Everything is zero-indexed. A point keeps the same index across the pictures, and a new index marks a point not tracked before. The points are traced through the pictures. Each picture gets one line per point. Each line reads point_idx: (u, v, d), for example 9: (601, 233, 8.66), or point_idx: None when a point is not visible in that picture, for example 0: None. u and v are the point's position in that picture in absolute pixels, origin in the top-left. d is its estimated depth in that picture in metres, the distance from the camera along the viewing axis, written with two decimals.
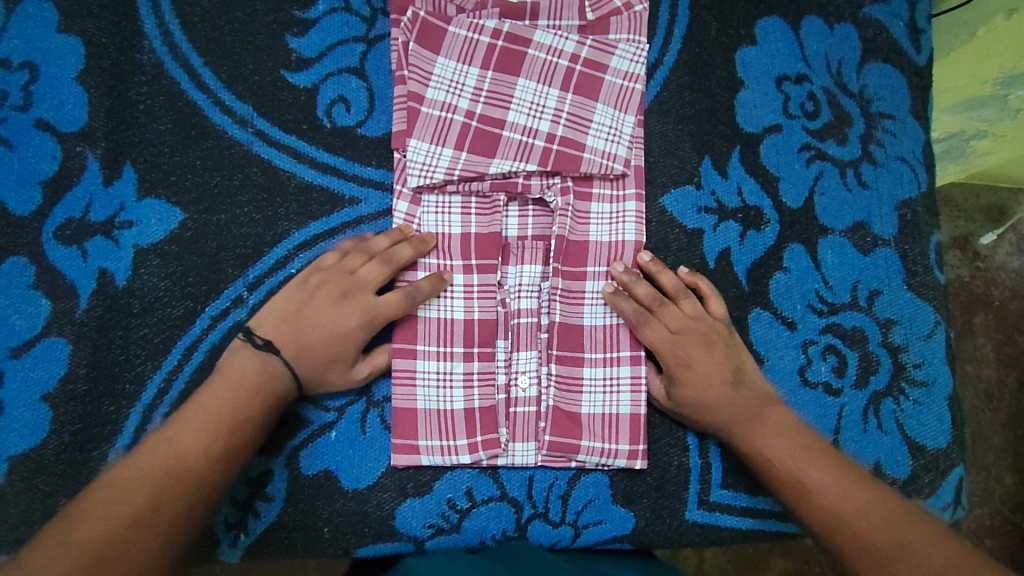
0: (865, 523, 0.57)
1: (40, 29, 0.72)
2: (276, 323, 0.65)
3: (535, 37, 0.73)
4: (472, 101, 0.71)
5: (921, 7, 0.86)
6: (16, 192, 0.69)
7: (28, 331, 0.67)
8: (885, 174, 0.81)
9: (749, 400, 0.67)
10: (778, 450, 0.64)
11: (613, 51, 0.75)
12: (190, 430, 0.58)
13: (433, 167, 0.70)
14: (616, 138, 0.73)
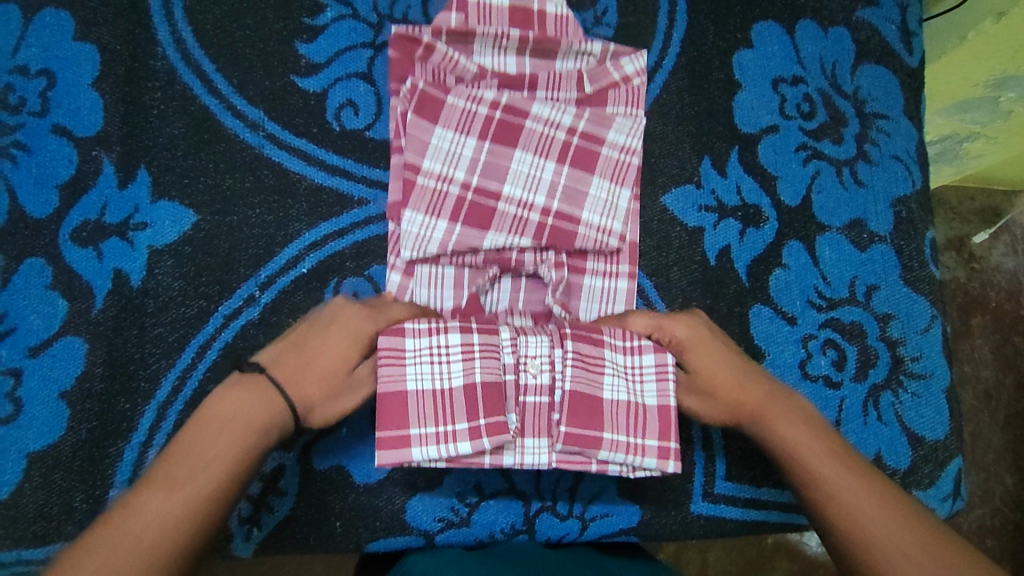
0: (886, 521, 0.55)
1: (57, 37, 0.74)
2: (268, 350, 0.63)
3: (534, 112, 0.75)
4: (467, 173, 0.73)
5: (912, 10, 0.88)
6: (33, 195, 0.71)
7: (45, 330, 0.68)
8: (880, 172, 0.83)
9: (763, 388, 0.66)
10: (790, 433, 0.63)
11: (609, 125, 0.76)
12: (184, 472, 0.54)
13: (427, 244, 0.72)
14: (611, 213, 0.74)
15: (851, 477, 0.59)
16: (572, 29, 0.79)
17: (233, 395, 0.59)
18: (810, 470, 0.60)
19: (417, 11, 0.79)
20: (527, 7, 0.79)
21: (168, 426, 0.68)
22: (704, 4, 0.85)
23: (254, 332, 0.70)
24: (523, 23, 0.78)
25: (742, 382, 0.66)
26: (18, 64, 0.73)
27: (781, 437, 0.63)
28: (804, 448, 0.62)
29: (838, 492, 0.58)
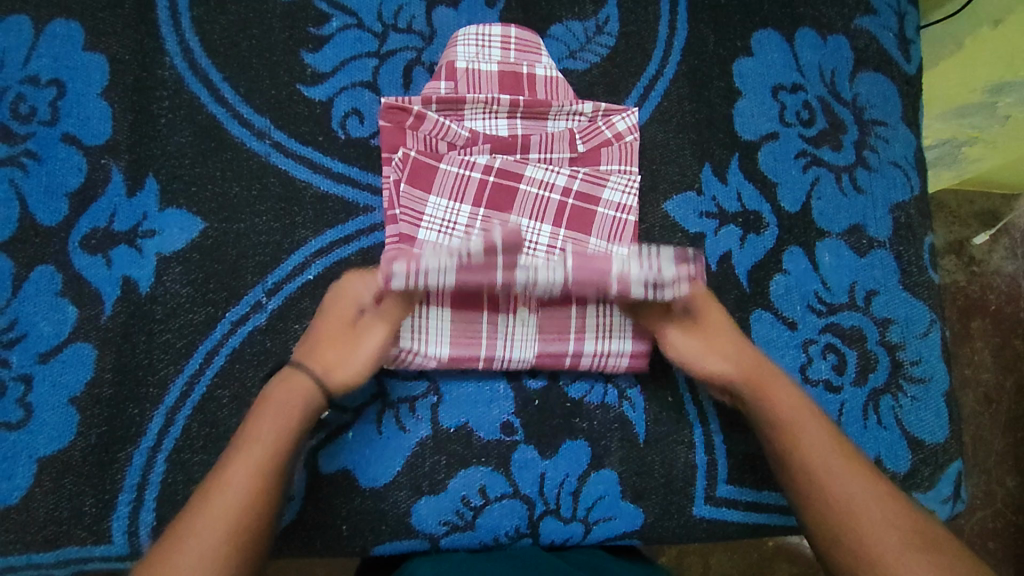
0: (872, 515, 0.56)
1: (67, 47, 0.75)
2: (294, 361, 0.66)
3: (529, 176, 0.74)
4: (463, 238, 0.73)
5: (909, 18, 0.89)
6: (43, 203, 0.72)
7: (56, 336, 0.69)
8: (879, 178, 0.84)
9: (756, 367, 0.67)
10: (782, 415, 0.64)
11: (604, 186, 0.76)
12: (255, 433, 0.60)
13: (422, 328, 0.71)
14: (610, 260, 0.74)
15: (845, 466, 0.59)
16: (563, 91, 0.79)
17: (271, 404, 0.62)
18: (804, 456, 0.61)
19: (420, 20, 0.80)
20: (516, 72, 0.78)
21: (177, 431, 0.68)
22: (704, 13, 0.86)
23: (261, 338, 0.71)
24: (514, 88, 0.78)
25: (741, 361, 0.68)
26: (29, 74, 0.74)
27: (780, 422, 0.64)
28: (800, 432, 0.62)
29: (830, 481, 0.59)
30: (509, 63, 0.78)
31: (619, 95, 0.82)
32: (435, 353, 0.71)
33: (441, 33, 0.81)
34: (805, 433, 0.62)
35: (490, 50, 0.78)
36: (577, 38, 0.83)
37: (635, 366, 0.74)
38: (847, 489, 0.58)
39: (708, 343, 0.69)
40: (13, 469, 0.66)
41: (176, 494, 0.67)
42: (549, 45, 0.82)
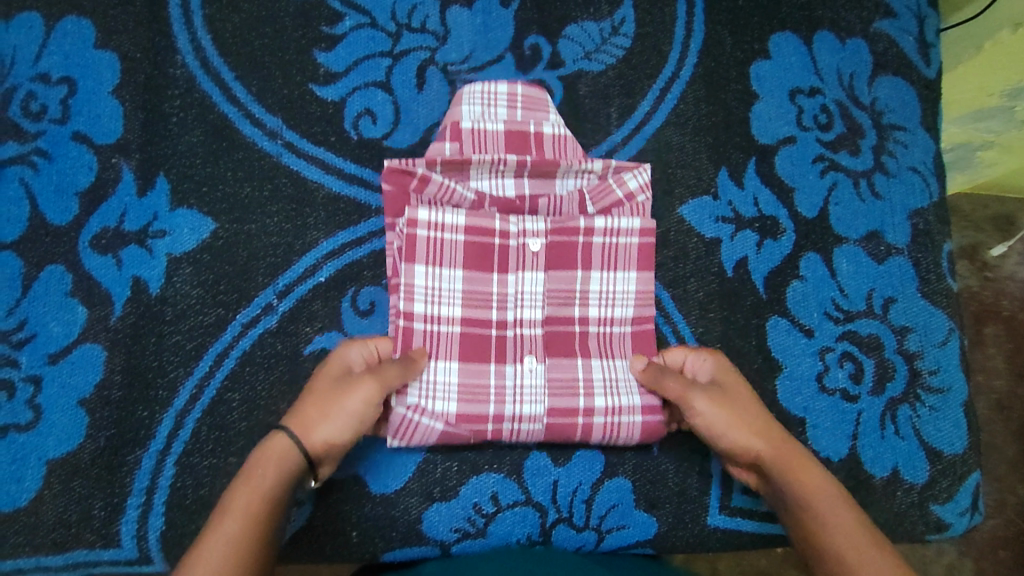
0: None
1: (78, 45, 0.74)
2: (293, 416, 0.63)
3: (531, 247, 0.70)
4: (458, 305, 0.69)
5: (929, 21, 0.88)
6: (54, 202, 0.71)
7: (65, 337, 0.68)
8: (897, 184, 0.83)
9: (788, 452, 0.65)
10: (826, 512, 0.60)
11: (617, 264, 0.71)
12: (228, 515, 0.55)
13: (432, 384, 0.67)
14: (612, 303, 0.71)
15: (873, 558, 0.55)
16: (571, 150, 0.76)
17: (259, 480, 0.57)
18: (838, 548, 0.57)
19: (434, 20, 0.79)
20: (523, 130, 0.75)
21: (186, 435, 0.68)
22: (721, 14, 0.84)
23: (272, 340, 0.70)
24: (520, 147, 0.74)
25: (766, 436, 0.66)
26: (40, 72, 0.73)
27: (807, 505, 0.61)
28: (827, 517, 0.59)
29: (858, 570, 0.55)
30: (516, 122, 0.75)
31: (634, 97, 0.81)
32: (441, 411, 0.67)
33: (455, 33, 0.79)
34: (828, 517, 0.59)
35: (496, 109, 0.76)
36: (592, 39, 0.82)
37: (648, 434, 0.70)
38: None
39: (735, 408, 0.66)
40: (21, 471, 0.65)
41: (185, 498, 0.67)
42: (564, 45, 0.81)
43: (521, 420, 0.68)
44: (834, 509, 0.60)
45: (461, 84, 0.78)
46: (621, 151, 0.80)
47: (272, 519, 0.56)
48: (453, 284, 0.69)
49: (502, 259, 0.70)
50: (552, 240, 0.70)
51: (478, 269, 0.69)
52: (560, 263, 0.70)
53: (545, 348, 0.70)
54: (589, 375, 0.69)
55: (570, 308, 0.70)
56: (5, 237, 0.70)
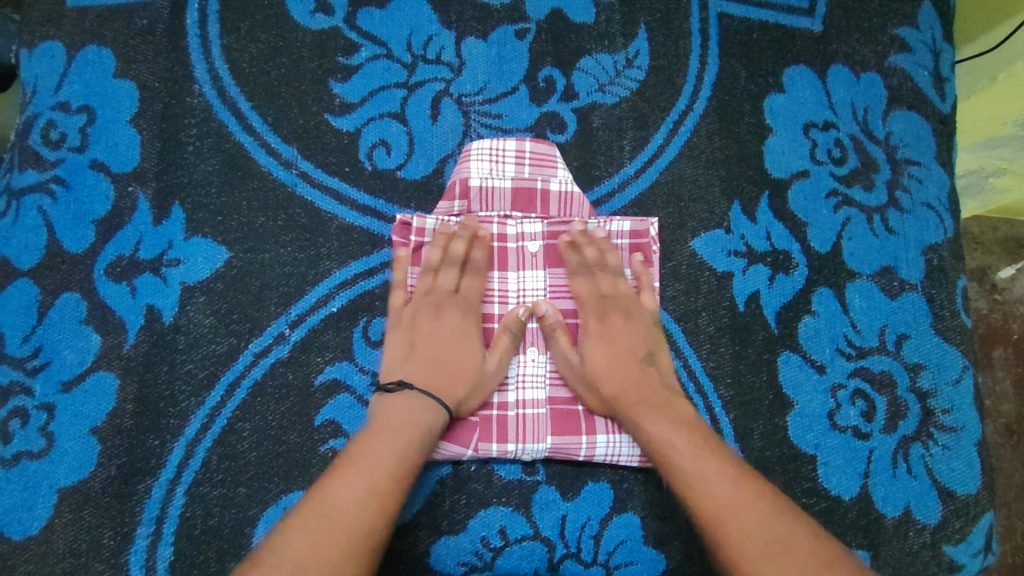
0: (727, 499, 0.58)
1: (98, 73, 0.75)
2: (422, 375, 0.67)
3: (529, 249, 0.75)
4: None
5: (944, 56, 0.87)
6: (70, 230, 0.72)
7: (79, 365, 0.69)
8: (912, 220, 0.82)
9: (636, 380, 0.69)
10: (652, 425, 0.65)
11: None
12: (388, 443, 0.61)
13: None
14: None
15: (737, 491, 0.59)
16: (579, 205, 0.76)
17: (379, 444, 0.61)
18: (669, 456, 0.63)
19: (450, 51, 0.80)
20: (530, 188, 0.75)
21: (196, 464, 0.68)
22: (735, 47, 0.85)
23: (283, 370, 0.71)
24: (527, 205, 0.75)
25: (623, 375, 0.69)
26: (60, 101, 0.74)
27: (664, 457, 0.63)
28: (651, 424, 0.65)
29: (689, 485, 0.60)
30: (523, 178, 0.75)
31: (648, 129, 0.81)
32: None
33: (470, 64, 0.80)
34: (680, 460, 0.62)
35: (504, 166, 0.74)
36: (606, 71, 0.82)
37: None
38: (731, 516, 0.57)
39: (587, 369, 0.70)
40: (33, 499, 0.66)
41: (194, 528, 0.67)
42: (578, 77, 0.81)
43: (525, 406, 0.72)
44: (659, 423, 0.65)
45: (475, 115, 0.79)
46: (635, 183, 0.80)
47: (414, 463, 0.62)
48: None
49: (501, 260, 0.75)
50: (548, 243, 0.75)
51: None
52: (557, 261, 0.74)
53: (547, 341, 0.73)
54: None
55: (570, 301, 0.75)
56: (23, 263, 0.71)
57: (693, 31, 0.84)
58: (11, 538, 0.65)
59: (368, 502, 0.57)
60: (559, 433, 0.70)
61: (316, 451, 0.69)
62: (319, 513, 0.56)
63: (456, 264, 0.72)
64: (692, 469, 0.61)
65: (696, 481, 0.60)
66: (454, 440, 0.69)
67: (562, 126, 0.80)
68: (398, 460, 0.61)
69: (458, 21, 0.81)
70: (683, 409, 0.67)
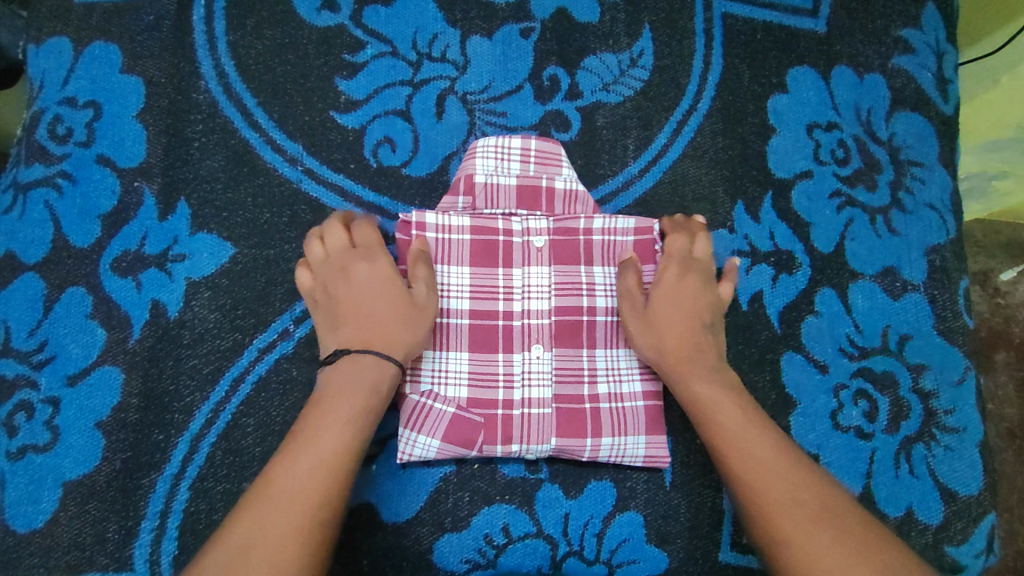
0: (781, 481, 0.57)
1: (104, 69, 0.75)
2: (345, 338, 0.64)
3: (535, 244, 0.73)
4: (467, 299, 0.71)
5: (948, 58, 0.88)
6: (76, 225, 0.72)
7: (84, 359, 0.69)
8: (914, 221, 0.82)
9: (707, 345, 0.67)
10: (706, 389, 0.64)
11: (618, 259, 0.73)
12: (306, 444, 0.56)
13: (443, 371, 0.70)
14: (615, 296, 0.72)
15: (778, 457, 0.59)
16: (582, 205, 0.76)
17: (295, 449, 0.56)
18: (720, 423, 0.62)
19: (455, 50, 0.80)
20: (535, 186, 0.75)
21: (200, 459, 0.68)
22: (739, 48, 0.85)
23: (287, 366, 0.71)
24: (532, 202, 0.75)
25: (693, 331, 0.67)
26: (67, 96, 0.75)
27: (709, 417, 0.63)
28: (706, 388, 0.64)
29: (740, 454, 0.59)
30: (528, 177, 0.75)
31: (652, 129, 0.81)
32: (453, 396, 0.69)
33: (475, 63, 0.80)
34: (726, 428, 0.61)
35: (510, 163, 0.75)
36: (610, 71, 0.82)
37: (653, 429, 0.71)
38: (771, 481, 0.57)
39: (666, 310, 0.68)
40: (38, 492, 0.66)
41: (198, 523, 0.67)
42: (583, 76, 0.82)
43: (530, 405, 0.70)
44: (712, 388, 0.64)
45: (480, 113, 0.79)
46: (638, 182, 0.80)
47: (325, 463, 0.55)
48: (461, 280, 0.71)
49: (506, 255, 0.72)
50: (555, 239, 0.73)
51: (483, 265, 0.72)
52: (563, 259, 0.72)
53: (554, 338, 0.71)
54: (593, 363, 0.71)
55: (578, 298, 0.72)
56: (29, 257, 0.71)
57: (697, 31, 0.85)
58: (16, 531, 0.65)
59: (315, 475, 0.54)
60: (565, 434, 0.69)
61: None
62: (266, 493, 0.53)
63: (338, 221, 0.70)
64: (749, 442, 0.60)
65: (737, 443, 0.60)
66: (459, 441, 0.68)
67: (567, 125, 0.80)
68: (343, 425, 0.58)
69: (463, 20, 0.81)
70: (729, 377, 0.66)
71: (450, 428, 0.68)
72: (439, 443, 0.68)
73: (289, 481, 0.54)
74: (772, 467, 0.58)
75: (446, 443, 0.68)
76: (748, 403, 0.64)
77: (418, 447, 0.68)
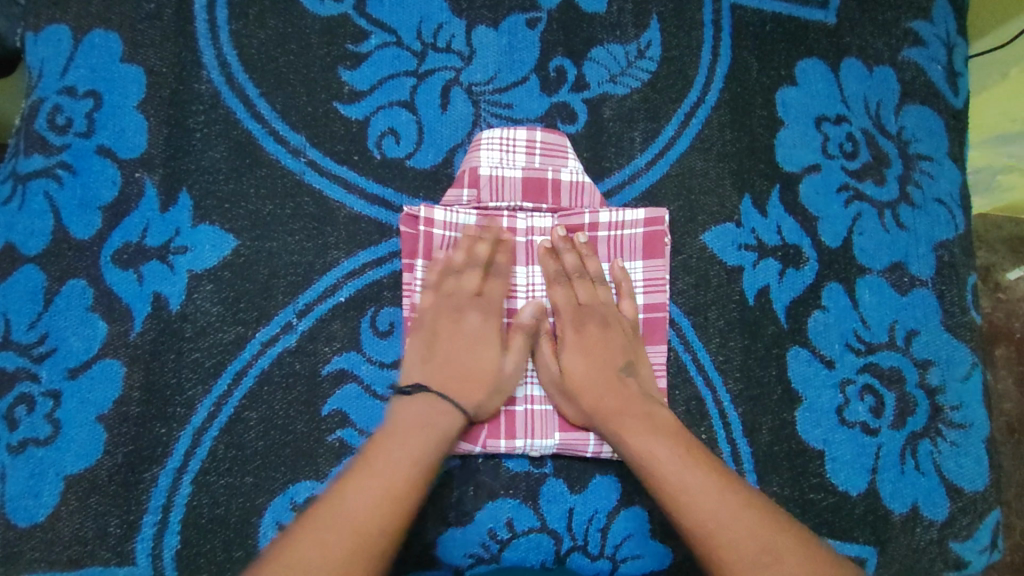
0: (728, 521, 0.56)
1: (105, 58, 0.74)
2: (431, 374, 0.67)
3: (540, 243, 0.74)
4: None
5: (958, 50, 0.87)
6: (77, 216, 0.71)
7: (85, 352, 0.68)
8: (922, 215, 0.82)
9: (632, 391, 0.68)
10: (636, 435, 0.63)
11: (623, 255, 0.75)
12: (380, 464, 0.58)
13: None
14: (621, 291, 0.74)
15: (722, 501, 0.57)
16: (589, 196, 0.75)
17: (368, 469, 0.57)
18: (658, 470, 0.60)
19: (460, 40, 0.79)
20: (541, 178, 0.74)
21: (203, 453, 0.68)
22: (748, 39, 0.84)
23: (290, 360, 0.70)
24: (537, 195, 0.74)
25: (614, 383, 0.68)
26: (66, 85, 0.73)
27: (646, 466, 0.61)
28: (638, 433, 0.63)
29: (683, 500, 0.58)
30: (533, 169, 0.74)
31: (659, 121, 0.80)
32: None
33: (481, 53, 0.79)
34: (664, 473, 0.60)
35: (515, 155, 0.74)
36: (617, 62, 0.81)
37: None
38: (720, 526, 0.56)
39: (591, 367, 0.69)
40: (40, 486, 0.65)
41: (200, 517, 0.66)
42: (590, 68, 0.81)
43: (534, 401, 0.71)
44: (641, 432, 0.63)
45: (485, 105, 0.78)
46: (645, 175, 0.79)
47: (397, 487, 0.57)
48: None
49: (511, 253, 0.74)
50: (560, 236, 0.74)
51: None
52: None
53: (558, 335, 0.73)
54: None
55: None
56: (29, 249, 0.70)
57: (706, 22, 0.84)
58: (17, 525, 0.65)
59: (383, 499, 0.55)
60: (569, 428, 0.70)
61: (323, 442, 0.69)
62: (332, 511, 0.54)
63: (478, 266, 0.71)
64: (690, 483, 0.59)
65: (681, 494, 0.58)
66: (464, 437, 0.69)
67: (573, 116, 0.79)
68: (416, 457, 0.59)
69: (468, 9, 0.80)
70: (664, 418, 0.65)
71: None
72: None
73: (357, 499, 0.55)
74: (714, 509, 0.56)
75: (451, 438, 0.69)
76: (683, 439, 0.63)
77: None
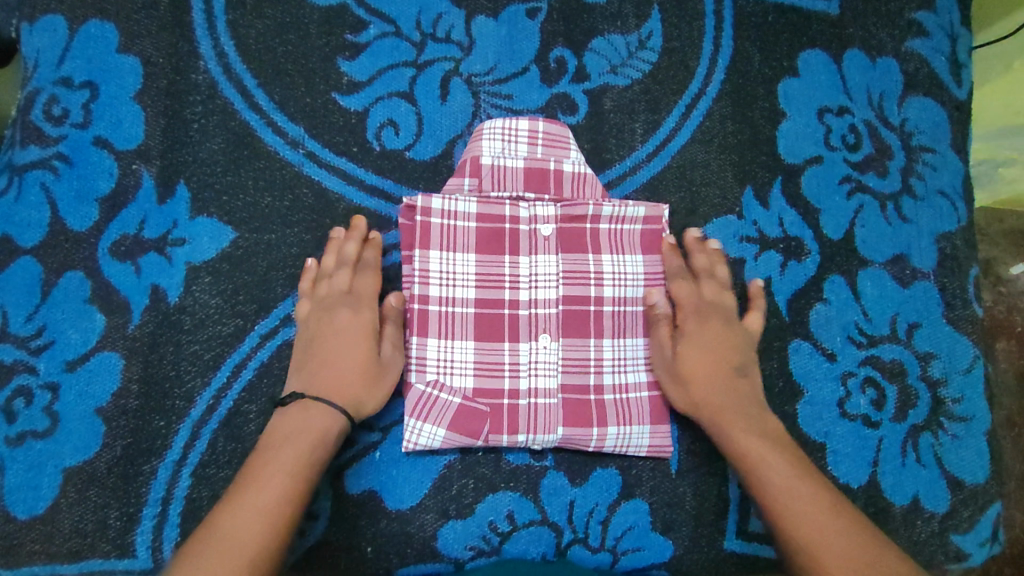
0: (831, 535, 0.57)
1: (101, 49, 0.74)
2: (309, 380, 0.65)
3: (543, 232, 0.72)
4: (473, 287, 0.70)
5: (962, 41, 0.86)
6: (73, 208, 0.71)
7: (83, 345, 0.68)
8: (925, 208, 0.81)
9: (746, 392, 0.68)
10: (745, 437, 0.65)
11: (626, 248, 0.73)
12: (262, 483, 0.58)
13: (449, 360, 0.69)
14: (623, 284, 0.72)
15: (831, 514, 0.58)
16: (590, 188, 0.74)
17: (247, 491, 0.57)
18: (767, 475, 0.62)
19: (459, 30, 0.78)
20: (543, 168, 0.73)
21: (202, 446, 0.67)
22: (750, 30, 0.83)
23: (290, 353, 0.70)
24: (539, 185, 0.73)
25: (734, 377, 0.68)
26: (62, 75, 0.73)
27: (754, 468, 0.63)
28: (749, 436, 0.65)
29: (786, 506, 0.59)
30: (535, 160, 0.73)
31: (660, 112, 0.80)
32: (459, 387, 0.69)
33: (481, 43, 0.78)
34: (772, 481, 0.61)
35: (517, 145, 0.73)
36: (618, 53, 0.80)
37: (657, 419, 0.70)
38: (825, 537, 0.56)
39: (708, 356, 0.68)
40: (38, 479, 0.65)
41: (200, 510, 0.66)
42: (590, 58, 0.80)
43: (537, 395, 0.69)
44: (751, 436, 0.65)
45: (485, 96, 0.78)
46: (646, 167, 0.78)
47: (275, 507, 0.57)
48: (467, 268, 0.70)
49: (512, 243, 0.72)
50: (563, 227, 0.72)
51: (490, 252, 0.71)
52: (572, 248, 0.72)
53: (561, 328, 0.70)
54: (601, 353, 0.70)
55: (586, 288, 0.71)
56: (25, 241, 0.70)
57: (708, 13, 0.83)
58: (16, 518, 0.65)
59: (262, 518, 0.56)
60: (572, 424, 0.69)
61: None
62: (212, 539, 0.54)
63: (348, 265, 0.70)
64: (794, 493, 0.60)
65: (781, 495, 0.60)
66: (465, 431, 0.68)
67: (573, 108, 0.79)
68: (292, 472, 0.59)
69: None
70: (772, 425, 0.67)
71: (456, 419, 0.68)
72: (445, 432, 0.68)
73: (235, 523, 0.55)
74: (816, 520, 0.58)
75: (452, 433, 0.68)
76: (796, 454, 0.64)
77: (423, 436, 0.68)
